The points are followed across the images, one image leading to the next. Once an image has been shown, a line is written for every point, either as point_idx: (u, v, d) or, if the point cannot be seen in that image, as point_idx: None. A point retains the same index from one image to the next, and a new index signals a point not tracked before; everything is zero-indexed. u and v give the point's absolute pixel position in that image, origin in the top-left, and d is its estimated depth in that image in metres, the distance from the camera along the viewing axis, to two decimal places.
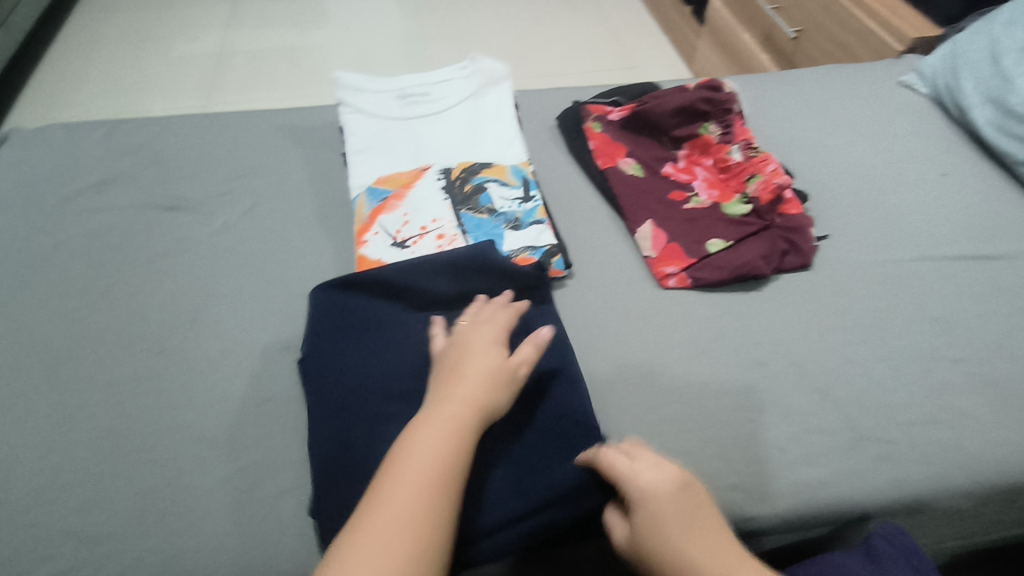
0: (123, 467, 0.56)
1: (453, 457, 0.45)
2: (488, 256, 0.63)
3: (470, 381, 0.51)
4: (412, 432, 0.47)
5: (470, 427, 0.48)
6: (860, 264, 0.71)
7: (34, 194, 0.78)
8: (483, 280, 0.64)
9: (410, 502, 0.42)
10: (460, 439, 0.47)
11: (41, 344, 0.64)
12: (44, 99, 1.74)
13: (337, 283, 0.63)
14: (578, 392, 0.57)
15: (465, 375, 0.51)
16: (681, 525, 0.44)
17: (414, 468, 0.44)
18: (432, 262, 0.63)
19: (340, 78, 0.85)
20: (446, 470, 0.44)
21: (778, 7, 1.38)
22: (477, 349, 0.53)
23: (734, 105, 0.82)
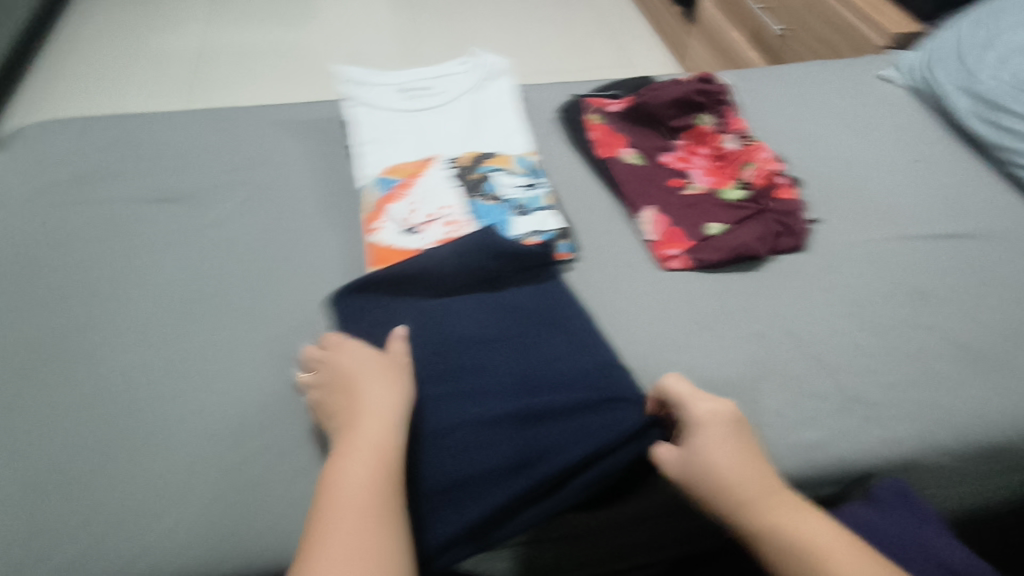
0: (149, 442, 0.57)
1: (381, 483, 0.47)
2: (494, 241, 0.66)
3: (376, 408, 0.52)
4: (334, 469, 0.48)
5: (389, 450, 0.50)
6: (849, 245, 0.76)
7: (46, 184, 0.79)
8: (492, 265, 0.66)
9: (357, 536, 0.44)
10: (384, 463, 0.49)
11: (60, 326, 0.65)
12: (36, 98, 1.74)
13: (352, 286, 0.63)
14: (576, 379, 0.58)
15: (367, 405, 0.52)
16: (730, 447, 0.50)
17: (347, 505, 0.46)
18: (444, 253, 0.65)
19: (347, 72, 0.87)
20: (376, 502, 0.46)
21: (765, 6, 1.43)
22: (371, 371, 0.54)
23: (726, 97, 0.87)
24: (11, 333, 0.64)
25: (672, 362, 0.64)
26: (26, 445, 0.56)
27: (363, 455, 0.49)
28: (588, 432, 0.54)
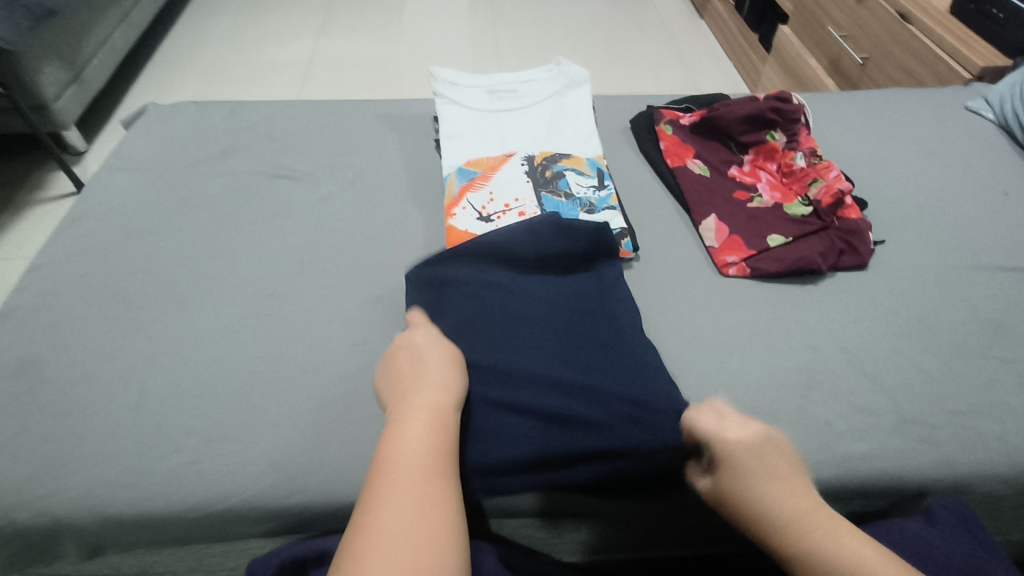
0: (237, 384, 0.63)
1: (435, 447, 0.48)
2: (564, 224, 0.71)
3: (433, 387, 0.53)
4: (390, 433, 0.48)
5: (443, 427, 0.50)
6: (916, 268, 0.75)
7: (168, 157, 0.89)
8: (562, 243, 0.70)
9: (414, 486, 0.44)
10: (439, 434, 0.49)
11: (171, 278, 0.73)
12: (153, 87, 1.92)
13: (430, 262, 0.69)
14: (629, 368, 0.61)
15: (426, 384, 0.53)
16: (760, 472, 0.49)
17: (404, 461, 0.46)
18: (516, 229, 0.70)
19: (438, 73, 0.94)
20: (432, 460, 0.46)
21: (846, 34, 1.43)
22: (427, 355, 0.57)
23: (801, 116, 0.87)
24: (130, 280, 0.73)
25: (724, 363, 0.66)
26: (136, 375, 0.64)
27: (420, 421, 0.49)
28: (623, 415, 0.57)
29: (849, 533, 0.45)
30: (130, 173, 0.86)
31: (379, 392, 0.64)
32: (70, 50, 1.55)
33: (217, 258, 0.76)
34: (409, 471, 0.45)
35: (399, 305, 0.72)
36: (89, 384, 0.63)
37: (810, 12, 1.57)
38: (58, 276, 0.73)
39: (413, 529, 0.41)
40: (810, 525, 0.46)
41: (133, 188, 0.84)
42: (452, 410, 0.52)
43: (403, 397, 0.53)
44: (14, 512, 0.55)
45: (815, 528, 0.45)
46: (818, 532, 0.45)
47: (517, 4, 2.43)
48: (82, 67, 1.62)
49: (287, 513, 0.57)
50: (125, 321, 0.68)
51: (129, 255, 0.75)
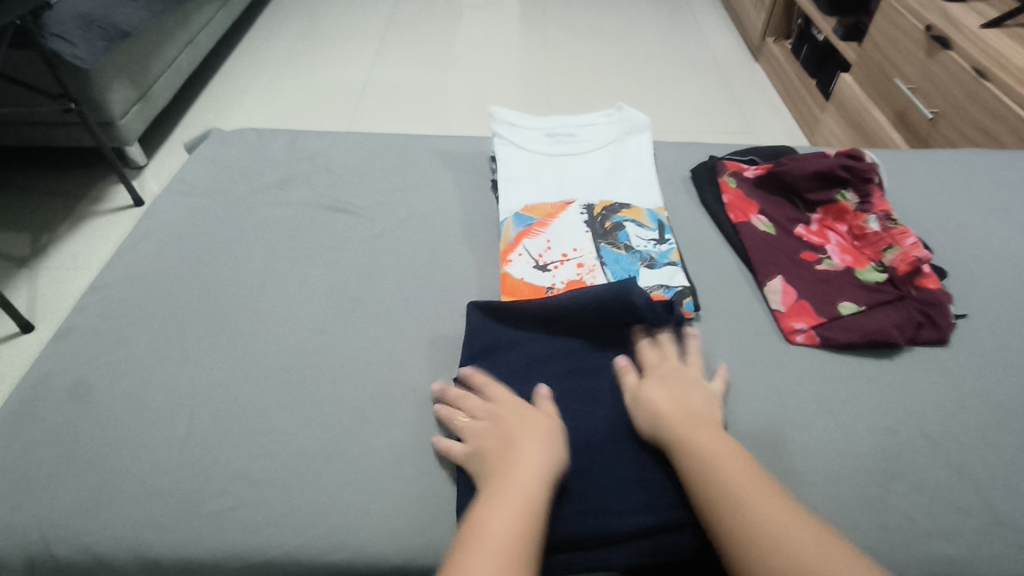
0: (284, 426, 0.62)
1: (521, 526, 0.49)
2: (626, 293, 0.65)
3: (527, 462, 0.53)
4: (483, 510, 0.50)
5: (536, 508, 0.50)
6: (1002, 348, 0.70)
7: (229, 185, 0.90)
8: (620, 312, 0.66)
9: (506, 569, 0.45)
10: (528, 513, 0.50)
11: (224, 308, 0.73)
12: (212, 107, 1.98)
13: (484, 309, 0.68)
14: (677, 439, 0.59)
15: (521, 458, 0.54)
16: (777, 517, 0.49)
17: (495, 542, 0.47)
18: (573, 297, 0.66)
19: (497, 113, 0.93)
20: (515, 542, 0.47)
21: (915, 88, 1.39)
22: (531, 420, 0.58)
23: (875, 176, 0.82)
24: (184, 308, 0.72)
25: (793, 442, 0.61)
26: (183, 409, 0.63)
27: (513, 501, 0.50)
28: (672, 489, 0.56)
29: (752, 478, 0.51)
30: (190, 198, 0.87)
31: (428, 444, 0.61)
32: (139, 69, 1.62)
33: (271, 290, 0.75)
34: (496, 553, 0.46)
35: (451, 351, 0.69)
36: (137, 415, 0.62)
37: (875, 63, 1.53)
38: (113, 300, 0.73)
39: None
40: (716, 465, 0.52)
41: (192, 213, 0.84)
42: (544, 483, 0.53)
43: (494, 464, 0.55)
44: (55, 547, 0.54)
45: (718, 470, 0.52)
46: (725, 475, 0.51)
47: (570, 39, 2.44)
48: (149, 86, 1.68)
49: (328, 569, 0.55)
50: (176, 351, 0.68)
51: (185, 283, 0.75)
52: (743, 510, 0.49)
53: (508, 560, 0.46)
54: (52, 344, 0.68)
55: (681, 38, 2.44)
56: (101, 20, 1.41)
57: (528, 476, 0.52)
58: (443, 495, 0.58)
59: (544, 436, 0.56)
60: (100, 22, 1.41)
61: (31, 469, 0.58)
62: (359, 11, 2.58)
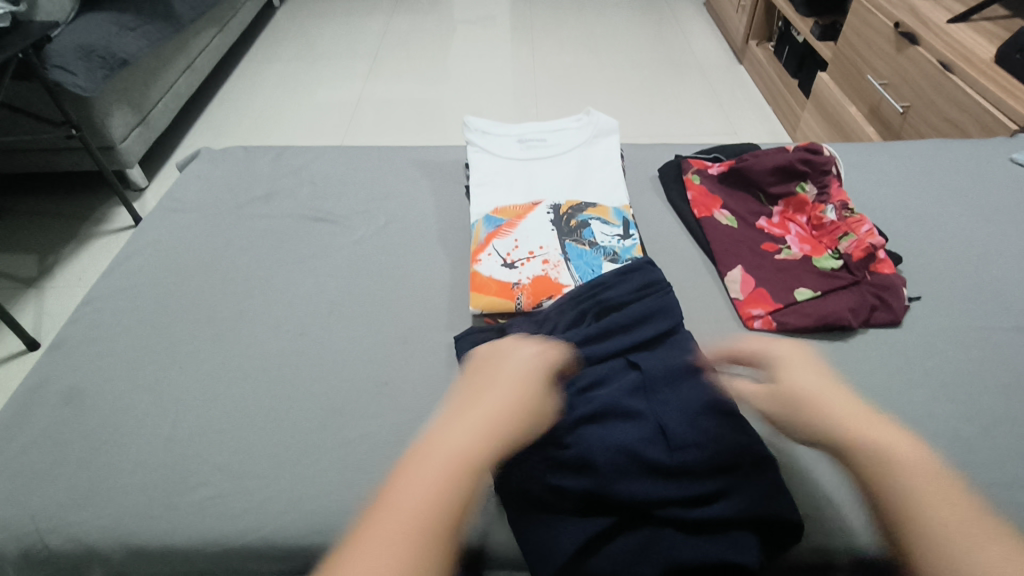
0: (264, 422, 0.65)
1: (476, 442, 0.51)
2: (619, 275, 0.72)
3: (465, 426, 0.52)
4: (406, 472, 0.50)
5: (506, 396, 0.55)
6: (952, 327, 0.73)
7: (217, 200, 0.94)
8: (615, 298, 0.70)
9: (408, 526, 0.46)
10: (454, 468, 0.49)
11: (210, 316, 0.77)
12: (210, 129, 2.05)
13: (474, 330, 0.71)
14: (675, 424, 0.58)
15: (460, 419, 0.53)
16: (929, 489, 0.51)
17: (404, 509, 0.47)
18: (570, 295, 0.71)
19: (470, 122, 0.98)
20: (463, 451, 0.50)
21: (886, 84, 1.42)
22: (498, 385, 0.56)
23: (832, 167, 0.86)
24: (171, 316, 0.77)
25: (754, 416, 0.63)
26: (168, 410, 0.67)
27: (463, 418, 0.54)
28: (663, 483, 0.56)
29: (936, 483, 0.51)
30: (179, 214, 0.91)
31: (398, 435, 0.64)
32: (139, 95, 1.68)
33: (255, 299, 0.79)
34: (448, 464, 0.49)
35: (423, 347, 0.73)
36: (126, 416, 0.66)
37: (850, 61, 1.56)
38: (105, 310, 0.77)
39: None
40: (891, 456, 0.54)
41: (181, 229, 0.89)
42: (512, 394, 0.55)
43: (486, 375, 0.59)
44: (46, 539, 0.58)
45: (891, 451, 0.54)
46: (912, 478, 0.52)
47: (557, 49, 2.50)
48: (148, 110, 1.74)
49: (302, 552, 0.58)
50: (163, 356, 0.72)
51: (173, 293, 0.80)
52: (920, 515, 0.50)
53: (449, 476, 0.49)
54: (50, 353, 0.73)
55: (667, 44, 2.49)
56: (100, 49, 1.48)
57: (512, 388, 0.56)
58: None
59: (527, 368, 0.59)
60: (100, 52, 1.48)
61: (27, 468, 0.62)
62: (352, 30, 2.65)
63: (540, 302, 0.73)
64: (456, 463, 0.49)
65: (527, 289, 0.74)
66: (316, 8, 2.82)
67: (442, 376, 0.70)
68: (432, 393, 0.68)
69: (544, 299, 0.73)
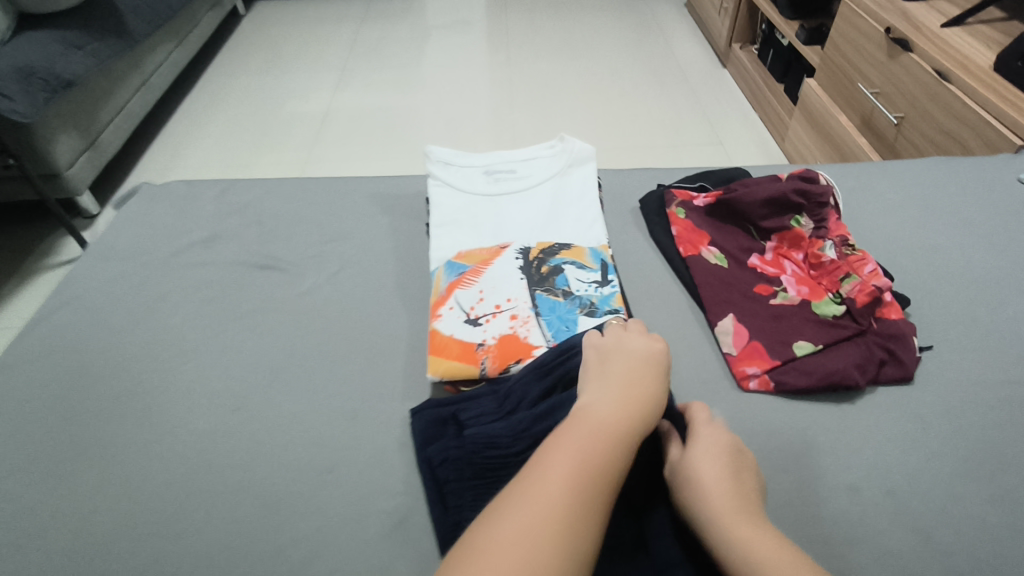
0: (186, 526, 0.55)
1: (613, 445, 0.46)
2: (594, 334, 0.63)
3: (617, 404, 0.50)
4: (560, 435, 0.47)
5: (637, 403, 0.51)
6: (971, 384, 0.65)
7: (150, 245, 0.84)
8: None
9: (579, 481, 0.43)
10: (610, 437, 0.47)
11: (129, 389, 0.66)
12: (170, 148, 1.93)
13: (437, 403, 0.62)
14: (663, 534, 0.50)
15: (608, 398, 0.51)
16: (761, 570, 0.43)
17: (567, 469, 0.43)
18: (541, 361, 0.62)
19: (432, 152, 0.89)
20: (608, 442, 0.46)
21: (878, 92, 1.34)
22: (637, 371, 0.54)
23: (830, 198, 0.78)
24: (86, 390, 0.66)
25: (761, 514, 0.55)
26: (74, 512, 0.56)
27: (594, 411, 0.49)
28: None
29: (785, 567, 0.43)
30: (106, 262, 0.81)
31: (344, 539, 0.54)
32: (87, 116, 1.57)
33: (185, 367, 0.68)
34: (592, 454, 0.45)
35: (376, 421, 0.63)
36: (23, 521, 0.56)
37: (839, 67, 1.48)
38: (10, 383, 0.66)
39: (541, 542, 0.39)
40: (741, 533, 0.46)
41: (106, 280, 0.78)
42: (643, 404, 0.51)
43: (600, 369, 0.55)
44: None
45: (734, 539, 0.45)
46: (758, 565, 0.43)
47: (535, 56, 2.41)
48: (98, 134, 1.63)
49: None
50: (73, 441, 0.61)
51: (91, 360, 0.69)
52: None
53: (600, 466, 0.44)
54: None
55: (648, 49, 2.41)
56: (41, 71, 1.37)
57: (646, 398, 0.52)
58: None
59: (656, 364, 0.56)
60: (41, 73, 1.37)
61: None
62: (322, 39, 2.54)
63: (508, 367, 0.64)
64: (608, 432, 0.47)
65: (492, 351, 0.65)
66: (285, 17, 2.70)
67: (395, 458, 0.60)
68: (385, 482, 0.58)
69: (511, 362, 0.64)
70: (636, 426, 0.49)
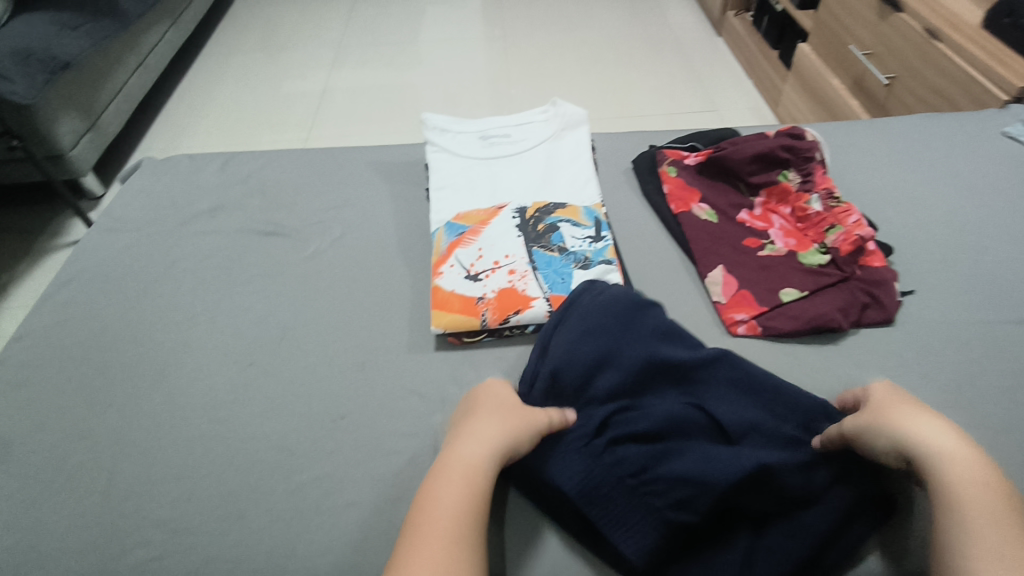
0: (208, 468, 0.59)
1: (467, 513, 0.47)
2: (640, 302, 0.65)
3: (480, 436, 0.52)
4: (423, 493, 0.49)
5: (492, 464, 0.51)
6: (948, 324, 0.68)
7: (159, 216, 0.86)
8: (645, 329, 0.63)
9: (447, 538, 0.45)
10: (475, 484, 0.49)
11: (149, 348, 0.69)
12: (170, 130, 1.95)
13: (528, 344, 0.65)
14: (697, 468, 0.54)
15: (467, 434, 0.53)
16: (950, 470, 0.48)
17: (436, 527, 0.46)
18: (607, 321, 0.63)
19: (429, 119, 0.91)
20: (457, 516, 0.47)
21: (870, 54, 1.36)
22: (498, 415, 0.55)
23: (816, 154, 0.81)
24: (107, 351, 0.69)
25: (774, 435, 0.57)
26: (104, 459, 0.60)
27: (452, 473, 0.50)
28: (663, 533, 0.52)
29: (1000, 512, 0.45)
30: (117, 234, 0.83)
31: (355, 476, 0.58)
32: (86, 98, 1.58)
33: (200, 327, 0.71)
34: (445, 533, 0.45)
35: (383, 372, 0.66)
36: (57, 470, 0.59)
37: (831, 31, 1.49)
38: (36, 347, 0.70)
39: None
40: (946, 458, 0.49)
41: (119, 250, 0.81)
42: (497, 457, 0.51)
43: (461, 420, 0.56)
44: None
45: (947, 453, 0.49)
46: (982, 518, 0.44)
47: (530, 29, 2.40)
48: (98, 114, 1.64)
49: None
50: (97, 397, 0.65)
51: (110, 324, 0.72)
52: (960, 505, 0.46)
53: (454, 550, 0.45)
54: None
55: (643, 20, 2.40)
56: (39, 52, 1.38)
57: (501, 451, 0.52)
58: (373, 528, 0.55)
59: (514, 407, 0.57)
60: (39, 55, 1.38)
61: None
62: (316, 17, 2.53)
63: (507, 317, 0.68)
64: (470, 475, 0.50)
65: (492, 303, 0.69)
66: None
67: (402, 403, 0.63)
68: (393, 425, 0.62)
69: (510, 313, 0.68)
70: (499, 461, 0.51)
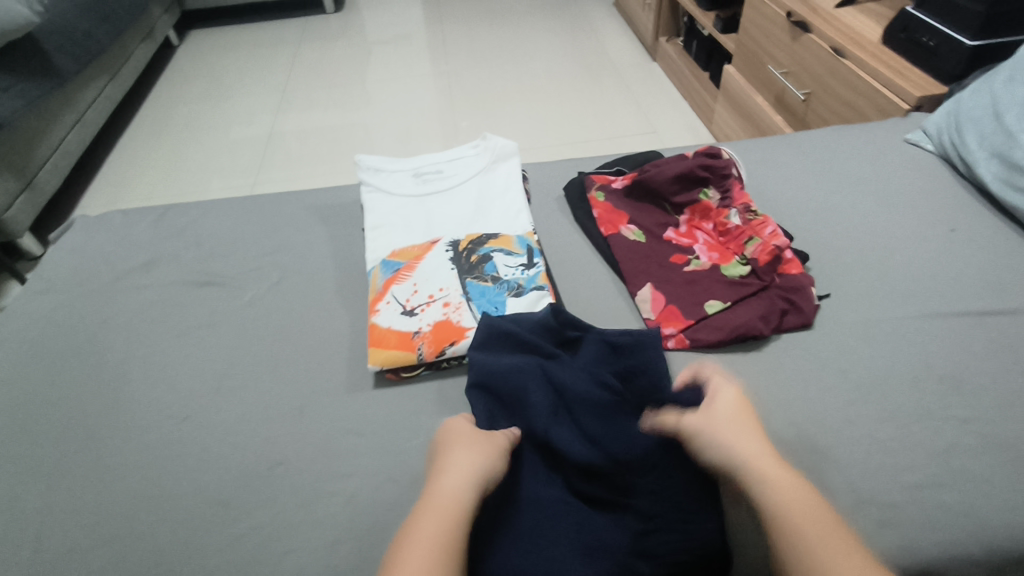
0: (142, 529, 0.58)
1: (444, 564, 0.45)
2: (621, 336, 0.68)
3: (455, 469, 0.52)
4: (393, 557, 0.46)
5: (459, 507, 0.49)
6: (863, 323, 0.72)
7: (91, 273, 0.85)
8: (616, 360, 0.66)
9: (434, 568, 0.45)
10: (454, 511, 0.49)
11: (80, 410, 0.68)
12: (113, 184, 1.92)
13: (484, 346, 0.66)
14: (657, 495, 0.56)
15: (447, 466, 0.52)
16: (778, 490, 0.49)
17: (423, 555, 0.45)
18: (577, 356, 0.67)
19: (362, 160, 0.93)
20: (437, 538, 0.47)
21: (786, 72, 1.44)
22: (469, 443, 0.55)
23: (731, 171, 0.85)
24: (35, 416, 0.68)
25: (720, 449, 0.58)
26: (32, 529, 0.58)
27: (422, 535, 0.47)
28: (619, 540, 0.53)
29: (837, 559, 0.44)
30: (46, 295, 0.82)
31: (295, 522, 0.57)
32: (21, 157, 1.55)
33: (133, 384, 0.70)
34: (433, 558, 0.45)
35: (322, 414, 0.66)
36: None
37: (752, 52, 1.58)
38: None
39: None
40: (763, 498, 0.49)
41: (47, 311, 0.80)
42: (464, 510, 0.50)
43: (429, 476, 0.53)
44: None
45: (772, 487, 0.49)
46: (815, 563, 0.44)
47: (473, 64, 2.46)
48: (34, 172, 1.60)
49: None
50: (24, 465, 0.63)
51: (40, 388, 0.70)
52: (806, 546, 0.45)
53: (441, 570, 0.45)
54: None
55: (582, 49, 2.49)
56: None
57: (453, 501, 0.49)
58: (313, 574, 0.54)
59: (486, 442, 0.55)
60: None
61: None
62: (261, 63, 2.54)
63: (443, 350, 0.69)
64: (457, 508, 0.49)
65: (428, 337, 0.70)
66: (221, 43, 2.70)
67: (342, 444, 0.63)
68: (333, 467, 0.61)
69: (446, 346, 0.69)
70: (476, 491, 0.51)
